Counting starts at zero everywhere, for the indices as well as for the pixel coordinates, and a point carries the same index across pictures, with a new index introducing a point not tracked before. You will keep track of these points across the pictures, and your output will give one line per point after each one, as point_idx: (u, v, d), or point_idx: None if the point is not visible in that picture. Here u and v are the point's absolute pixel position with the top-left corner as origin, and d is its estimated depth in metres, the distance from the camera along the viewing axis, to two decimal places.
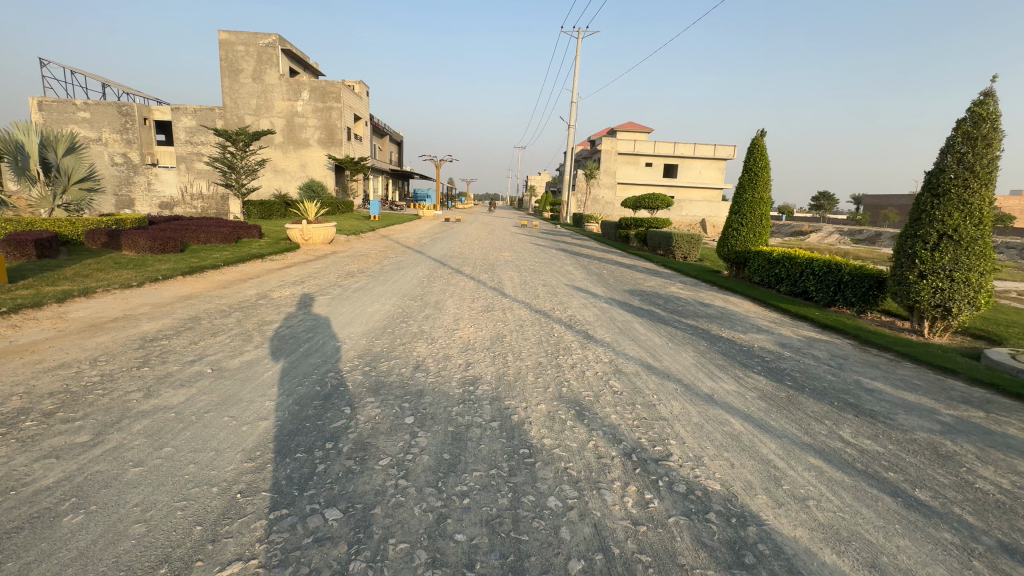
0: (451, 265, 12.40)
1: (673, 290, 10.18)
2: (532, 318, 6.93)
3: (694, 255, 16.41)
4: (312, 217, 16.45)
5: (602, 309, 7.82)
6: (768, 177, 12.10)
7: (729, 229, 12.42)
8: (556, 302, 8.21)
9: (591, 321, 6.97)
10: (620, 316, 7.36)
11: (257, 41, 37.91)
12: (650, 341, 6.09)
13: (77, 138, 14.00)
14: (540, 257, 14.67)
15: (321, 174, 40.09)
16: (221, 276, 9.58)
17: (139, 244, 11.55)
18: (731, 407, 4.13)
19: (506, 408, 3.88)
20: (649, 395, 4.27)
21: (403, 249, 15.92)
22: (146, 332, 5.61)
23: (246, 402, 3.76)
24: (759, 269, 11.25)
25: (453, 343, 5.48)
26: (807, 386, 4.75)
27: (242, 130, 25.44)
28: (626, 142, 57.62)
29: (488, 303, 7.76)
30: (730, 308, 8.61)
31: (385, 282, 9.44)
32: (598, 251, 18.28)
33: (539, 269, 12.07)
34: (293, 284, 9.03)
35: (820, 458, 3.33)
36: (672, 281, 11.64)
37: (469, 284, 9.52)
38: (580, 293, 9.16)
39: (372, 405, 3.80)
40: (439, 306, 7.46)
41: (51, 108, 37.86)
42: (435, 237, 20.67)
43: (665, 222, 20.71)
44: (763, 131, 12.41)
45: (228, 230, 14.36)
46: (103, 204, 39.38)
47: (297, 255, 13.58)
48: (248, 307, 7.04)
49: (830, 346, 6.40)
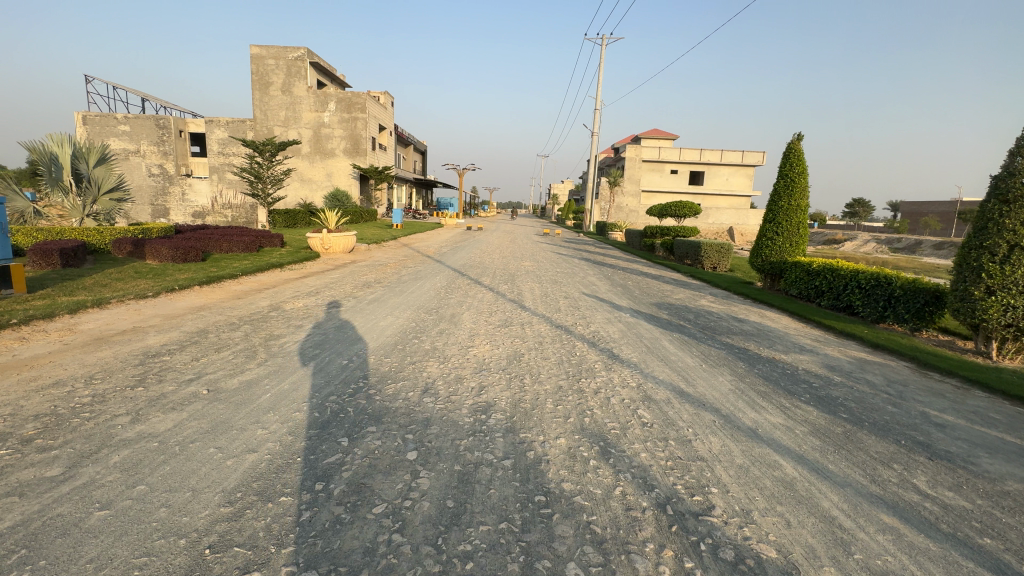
0: (470, 275, 12.07)
1: (704, 304, 9.56)
2: (553, 334, 6.48)
3: (724, 264, 15.67)
4: (332, 226, 16.44)
5: (628, 324, 7.32)
6: (806, 183, 11.38)
7: (764, 239, 11.74)
8: (579, 316, 7.76)
9: (616, 338, 6.47)
10: (648, 333, 6.83)
11: (287, 55, 38.90)
12: (682, 362, 5.57)
13: (108, 150, 14.42)
14: (563, 268, 14.22)
15: (346, 184, 40.64)
16: (238, 286, 9.48)
17: (162, 252, 11.59)
18: (780, 445, 3.59)
19: (521, 442, 3.44)
20: (684, 430, 3.77)
21: (423, 258, 15.71)
22: (150, 346, 5.41)
23: (236, 430, 3.44)
24: (797, 281, 10.54)
25: (466, 363, 5.09)
26: (866, 420, 4.16)
27: (270, 141, 25.93)
28: (651, 150, 56.80)
29: (507, 317, 7.36)
30: (768, 324, 7.96)
31: (401, 293, 9.15)
32: (622, 260, 17.71)
33: (561, 280, 11.62)
34: (308, 295, 8.82)
35: (895, 516, 2.78)
36: (702, 293, 11.00)
37: (488, 296, 9.14)
38: (605, 306, 8.66)
39: (372, 437, 3.42)
40: (455, 320, 7.09)
41: (94, 122, 39.58)
42: (455, 246, 20.46)
43: (693, 230, 19.96)
44: (800, 135, 11.72)
45: (249, 240, 14.43)
46: (140, 214, 40.82)
47: (316, 264, 13.48)
48: (258, 319, 6.81)
49: (885, 369, 5.74)
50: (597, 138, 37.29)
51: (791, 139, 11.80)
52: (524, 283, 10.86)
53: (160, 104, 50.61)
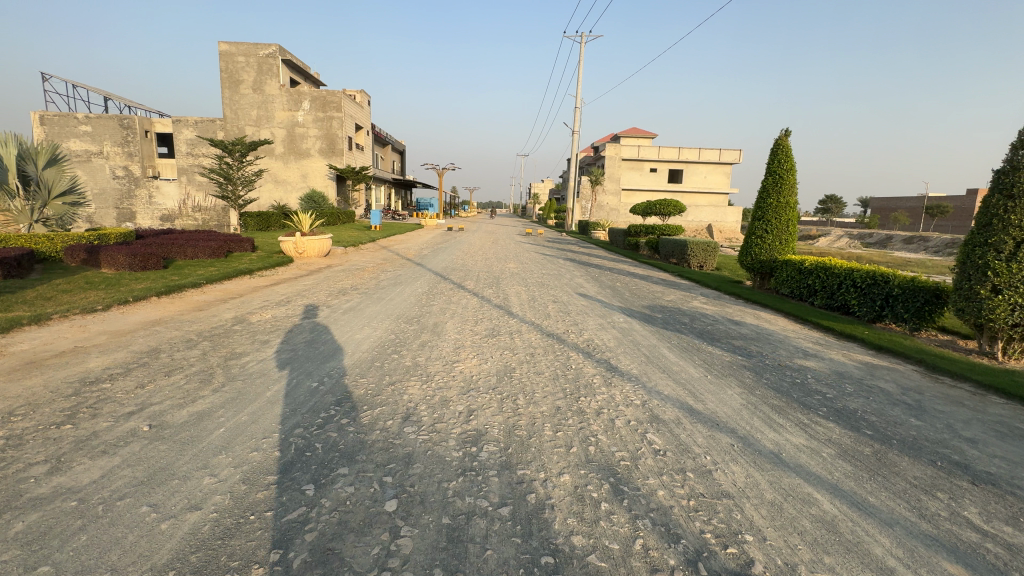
0: (453, 279, 11.53)
1: (697, 305, 9.22)
2: (545, 345, 6.01)
3: (710, 263, 15.47)
4: (306, 229, 15.66)
5: (623, 331, 6.89)
6: (794, 180, 11.18)
7: (753, 237, 11.50)
8: (570, 322, 7.30)
9: (613, 347, 6.03)
10: (645, 341, 6.41)
11: (257, 52, 37.57)
12: (686, 373, 5.15)
13: (59, 151, 13.39)
14: (548, 269, 13.77)
15: (322, 185, 39.53)
16: (201, 296, 8.75)
17: (118, 260, 10.72)
18: (810, 473, 3.18)
19: (519, 482, 2.95)
20: (701, 458, 3.34)
21: (404, 261, 15.09)
22: (89, 370, 4.73)
23: (177, 480, 2.87)
24: (789, 280, 10.32)
25: (452, 382, 4.57)
26: (894, 438, 3.79)
27: (240, 140, 24.87)
28: (630, 148, 56.90)
29: (494, 325, 6.86)
30: (767, 326, 7.63)
31: (380, 301, 8.57)
32: (608, 260, 17.36)
33: (548, 282, 11.18)
34: (278, 305, 8.16)
35: (958, 563, 2.40)
36: (693, 293, 10.68)
37: (472, 302, 8.62)
38: (596, 311, 8.21)
39: (343, 482, 2.89)
40: (438, 330, 6.55)
41: (53, 122, 37.58)
42: (436, 247, 19.84)
43: (677, 229, 19.77)
44: (788, 131, 11.52)
45: (216, 244, 13.61)
46: (104, 218, 38.96)
47: (289, 270, 12.75)
48: (219, 335, 6.16)
49: (895, 375, 5.44)
50: (578, 136, 36.95)
51: (778, 135, 11.59)
52: (510, 286, 10.41)
53: (125, 104, 48.59)
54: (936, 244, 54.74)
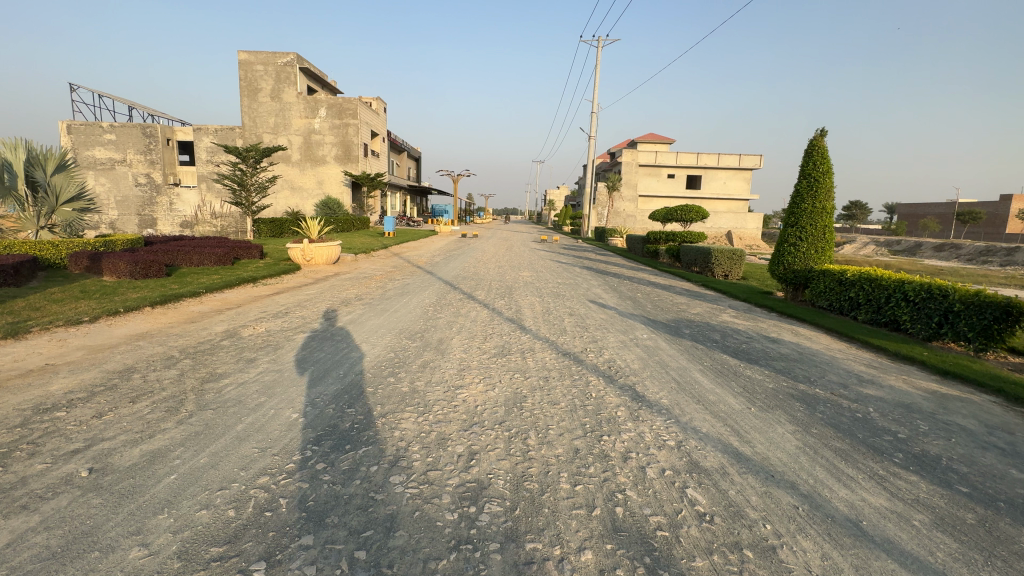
0: (463, 288, 10.95)
1: (727, 320, 8.44)
2: (561, 367, 5.33)
3: (736, 272, 14.61)
4: (315, 236, 15.26)
5: (648, 350, 6.16)
6: (832, 183, 10.35)
7: (786, 245, 10.68)
8: (589, 339, 6.63)
9: (637, 370, 5.33)
10: (674, 363, 5.68)
11: (275, 61, 37.88)
12: (725, 404, 4.43)
13: (68, 157, 13.25)
14: (564, 278, 13.10)
15: (337, 192, 39.56)
16: (197, 306, 8.31)
17: (119, 268, 10.38)
18: (905, 554, 2.46)
19: (527, 563, 2.30)
20: (761, 528, 2.62)
21: (414, 269, 14.56)
22: (48, 395, 4.21)
23: (97, 553, 2.28)
24: (827, 291, 9.48)
25: (453, 415, 3.93)
26: (999, 499, 3.02)
27: (254, 147, 24.87)
28: (648, 154, 55.98)
29: (503, 343, 6.21)
30: (809, 346, 6.83)
31: (383, 313, 8.01)
32: (626, 268, 16.59)
33: (563, 293, 10.51)
34: (275, 316, 7.66)
35: None
36: (722, 306, 9.89)
37: (483, 315, 7.98)
38: (618, 325, 7.50)
39: (302, 559, 2.27)
40: (442, 348, 5.93)
41: (79, 131, 38.33)
42: (449, 255, 19.31)
43: (700, 235, 18.90)
44: (823, 131, 10.71)
45: (222, 251, 13.28)
46: (127, 224, 39.53)
47: (295, 278, 12.32)
48: (204, 352, 5.63)
49: (972, 408, 4.63)
50: (594, 141, 36.29)
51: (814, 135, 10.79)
52: (523, 297, 9.77)
53: (149, 114, 49.78)
54: (968, 252, 52.59)
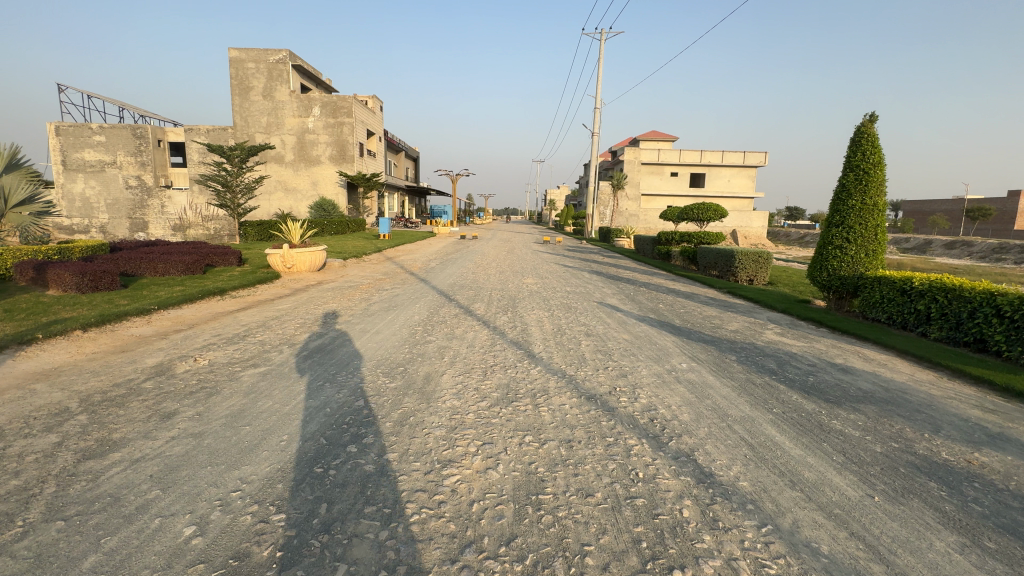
0: (460, 299, 9.60)
1: (775, 339, 7.06)
2: (586, 422, 3.93)
3: (762, 277, 13.26)
4: (297, 240, 13.87)
5: (695, 391, 4.75)
6: (883, 175, 9.00)
7: (830, 248, 9.33)
8: (616, 371, 5.26)
9: (690, 425, 3.95)
10: (735, 410, 4.27)
11: (267, 58, 36.53)
12: (835, 490, 3.05)
13: (17, 156, 11.90)
14: (574, 286, 11.72)
15: (332, 193, 38.24)
16: (138, 328, 6.90)
17: (64, 279, 8.99)
18: None
19: None
20: None
21: (407, 277, 13.16)
22: None
23: None
24: (885, 302, 8.10)
25: (434, 528, 2.54)
26: None
27: (239, 145, 23.65)
28: (651, 152, 54.65)
29: (508, 382, 4.80)
30: (891, 378, 5.42)
31: (362, 336, 6.65)
32: (638, 273, 15.15)
33: (576, 304, 9.14)
34: (227, 342, 6.27)
35: None
36: (761, 319, 8.49)
37: (482, 337, 6.56)
38: (648, 351, 6.08)
39: None
40: (428, 390, 4.56)
41: (67, 132, 36.96)
42: (444, 259, 17.92)
43: (717, 236, 17.49)
44: (872, 116, 9.35)
45: (190, 258, 11.90)
46: (117, 228, 37.99)
47: (271, 288, 10.94)
48: (112, 400, 4.24)
49: None
50: (598, 138, 34.96)
51: (861, 121, 9.42)
52: (529, 311, 8.43)
53: (140, 114, 48.40)
54: (980, 249, 51.21)
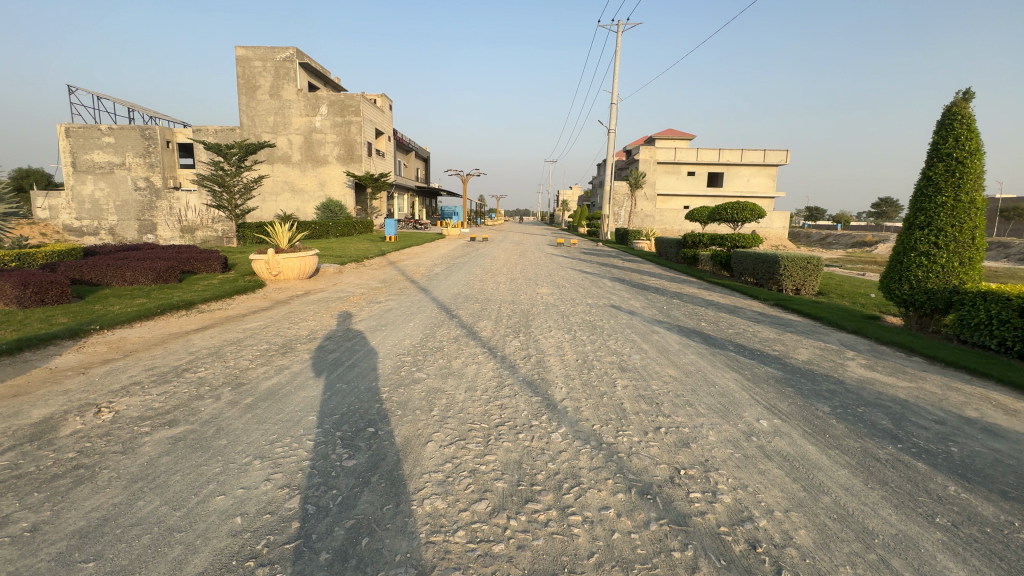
0: (463, 315, 8.10)
1: (866, 375, 5.43)
2: (647, 555, 2.39)
3: (811, 285, 11.52)
4: (285, 244, 12.49)
5: (800, 476, 3.18)
6: (981, 165, 7.34)
7: (913, 254, 7.68)
8: (672, 436, 3.70)
9: (821, 562, 2.38)
10: (879, 525, 2.69)
11: (274, 56, 35.50)
12: None
13: None
14: (597, 297, 10.13)
15: (339, 194, 37.13)
16: (56, 358, 5.51)
17: (2, 292, 7.69)
18: None
19: None
20: None
21: (405, 285, 11.69)
22: None
23: None
24: (994, 323, 6.41)
25: None
26: None
27: (237, 143, 22.50)
28: (669, 151, 52.72)
29: (519, 459, 3.28)
30: None
31: (332, 372, 5.17)
32: (666, 280, 13.51)
33: (601, 324, 7.57)
34: (156, 380, 4.84)
35: None
36: (835, 345, 6.81)
37: (485, 374, 5.04)
38: (708, 399, 4.50)
39: None
40: (399, 477, 3.06)
41: (76, 134, 36.40)
42: (450, 264, 16.43)
43: (753, 238, 15.69)
44: (967, 93, 7.67)
45: (164, 265, 10.58)
46: (125, 230, 37.18)
47: (248, 300, 9.56)
48: None
49: None
50: (614, 136, 33.25)
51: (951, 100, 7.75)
52: (546, 333, 6.90)
53: (150, 115, 47.93)
54: (1018, 251, 48.19)
